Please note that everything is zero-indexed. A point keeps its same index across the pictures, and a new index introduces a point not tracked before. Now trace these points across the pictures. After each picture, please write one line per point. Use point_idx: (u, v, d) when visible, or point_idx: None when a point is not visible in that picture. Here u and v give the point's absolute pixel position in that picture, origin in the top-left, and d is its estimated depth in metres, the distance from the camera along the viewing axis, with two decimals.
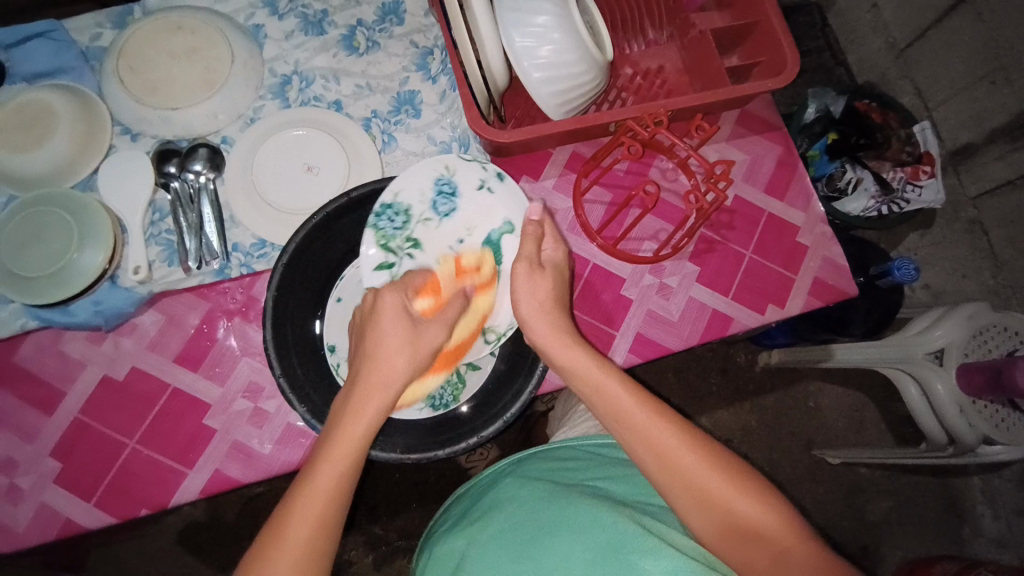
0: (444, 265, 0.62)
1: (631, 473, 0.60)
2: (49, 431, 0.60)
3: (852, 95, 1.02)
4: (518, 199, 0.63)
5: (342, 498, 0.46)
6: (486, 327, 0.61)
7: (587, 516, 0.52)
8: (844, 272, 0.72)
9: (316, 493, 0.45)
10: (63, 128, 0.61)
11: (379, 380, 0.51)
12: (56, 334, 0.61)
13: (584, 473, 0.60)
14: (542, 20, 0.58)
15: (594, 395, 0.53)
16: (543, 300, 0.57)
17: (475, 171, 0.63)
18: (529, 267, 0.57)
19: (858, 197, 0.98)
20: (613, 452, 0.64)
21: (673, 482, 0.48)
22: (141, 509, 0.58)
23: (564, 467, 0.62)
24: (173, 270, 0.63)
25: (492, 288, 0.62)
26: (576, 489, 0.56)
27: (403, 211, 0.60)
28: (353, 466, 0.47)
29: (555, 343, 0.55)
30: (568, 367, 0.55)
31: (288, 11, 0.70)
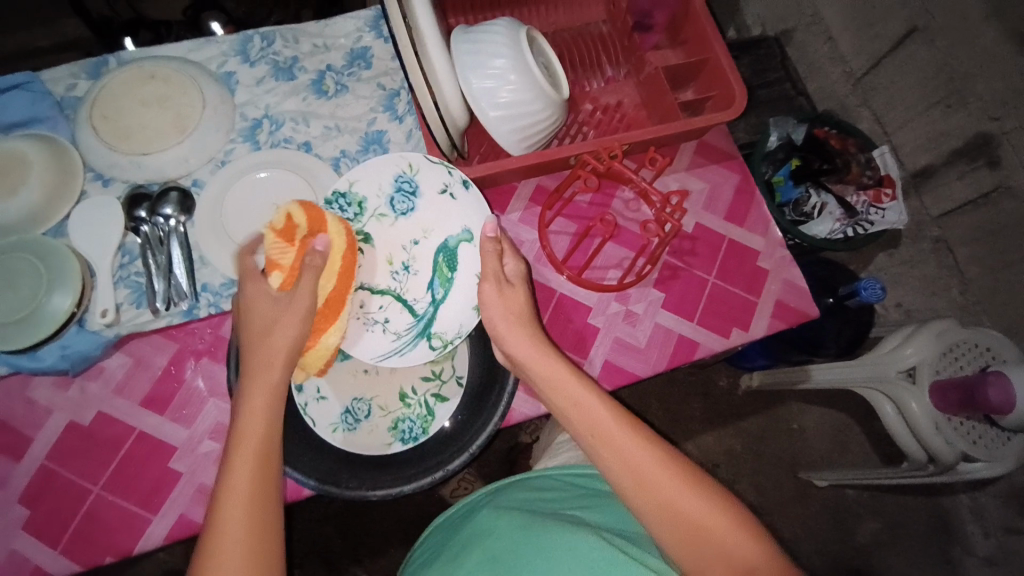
0: (395, 263, 0.65)
1: (612, 502, 0.59)
2: (11, 481, 0.59)
3: (812, 122, 1.06)
4: (480, 209, 0.64)
5: (267, 494, 0.44)
6: (434, 332, 0.63)
7: (564, 546, 0.51)
8: (805, 294, 0.74)
9: (237, 501, 0.42)
10: (34, 176, 0.62)
11: (267, 372, 0.48)
12: (23, 380, 0.61)
13: (563, 500, 0.59)
14: (499, 63, 0.61)
15: (566, 406, 0.53)
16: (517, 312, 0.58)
17: (441, 175, 0.65)
18: (496, 286, 0.58)
19: (824, 220, 1.01)
20: (592, 481, 0.63)
21: (641, 494, 0.47)
22: (106, 557, 0.57)
23: (544, 497, 0.60)
24: (141, 312, 0.63)
25: (439, 291, 0.64)
26: (555, 517, 0.55)
27: (358, 202, 0.63)
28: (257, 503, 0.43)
29: (531, 352, 0.55)
30: (544, 375, 0.54)
31: (259, 58, 0.73)
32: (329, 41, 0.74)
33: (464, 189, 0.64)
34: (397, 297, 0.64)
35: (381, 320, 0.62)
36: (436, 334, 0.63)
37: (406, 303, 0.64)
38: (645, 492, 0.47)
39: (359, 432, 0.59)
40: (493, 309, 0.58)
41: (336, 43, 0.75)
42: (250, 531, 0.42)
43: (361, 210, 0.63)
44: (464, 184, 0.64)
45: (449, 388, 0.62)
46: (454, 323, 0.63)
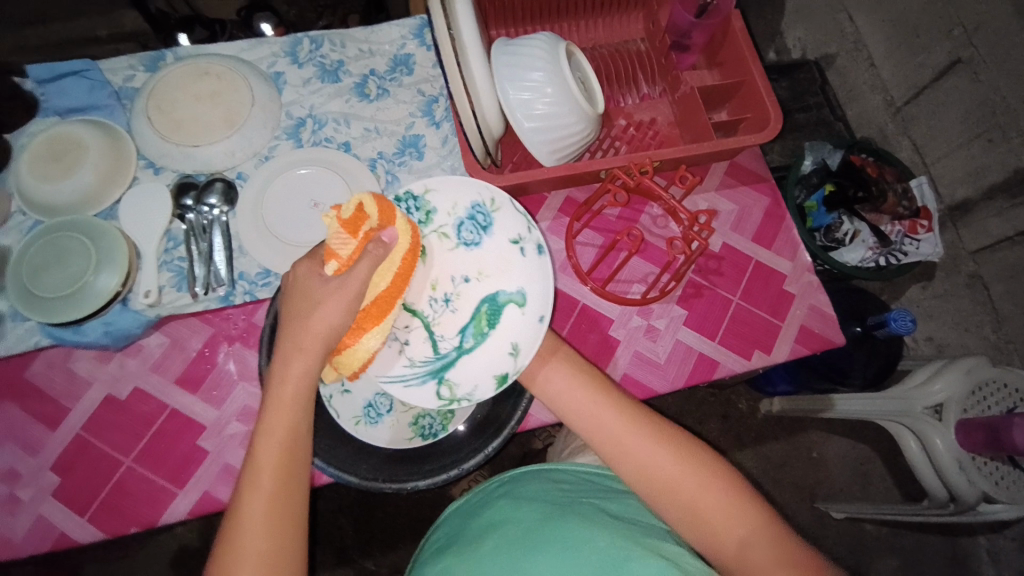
0: (439, 290, 0.59)
1: (626, 499, 0.58)
2: (50, 446, 0.62)
3: (848, 149, 1.05)
4: (543, 279, 0.59)
5: (292, 479, 0.43)
6: (446, 378, 0.57)
7: (584, 540, 0.50)
8: (830, 320, 0.73)
9: (263, 486, 0.42)
10: (90, 161, 0.66)
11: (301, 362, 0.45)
12: (67, 352, 0.65)
13: (582, 493, 0.58)
14: (536, 76, 0.63)
15: (572, 412, 0.52)
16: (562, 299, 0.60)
17: (518, 225, 0.60)
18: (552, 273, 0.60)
19: (855, 247, 1.00)
20: (606, 479, 0.62)
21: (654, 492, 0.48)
22: (131, 528, 0.60)
23: (558, 487, 0.59)
24: (181, 295, 0.66)
25: (468, 340, 0.58)
26: (575, 510, 0.54)
27: (426, 209, 0.60)
28: (288, 479, 0.43)
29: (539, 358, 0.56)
30: (552, 385, 0.54)
31: (307, 60, 0.76)
32: (374, 47, 0.77)
33: (535, 252, 0.60)
34: (426, 325, 0.58)
35: (400, 339, 0.58)
36: (449, 381, 0.57)
37: (432, 336, 0.58)
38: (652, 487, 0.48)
39: (380, 425, 0.60)
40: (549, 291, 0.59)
41: (381, 49, 0.77)
42: (271, 522, 0.41)
43: (428, 219, 0.60)
44: (537, 248, 0.60)
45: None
46: (472, 380, 0.57)
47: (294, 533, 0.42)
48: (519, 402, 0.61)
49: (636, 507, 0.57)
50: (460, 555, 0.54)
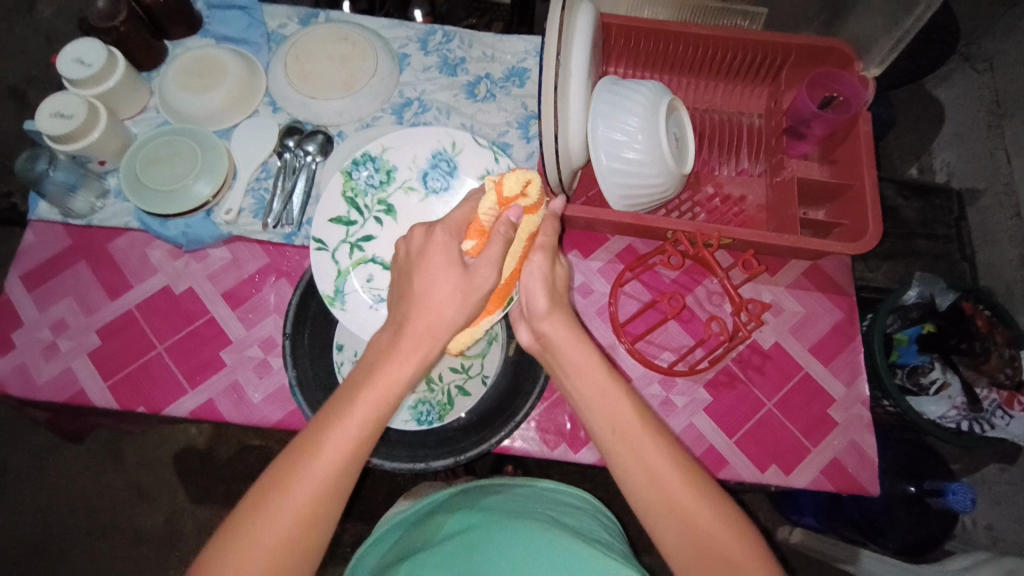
0: None
1: (576, 512, 0.56)
2: (106, 311, 0.70)
3: (963, 293, 0.91)
4: None
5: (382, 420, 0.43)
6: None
7: (536, 544, 0.48)
8: (868, 464, 0.66)
9: (359, 415, 0.42)
10: (226, 85, 0.74)
11: (409, 347, 0.45)
12: (148, 239, 0.72)
13: (536, 504, 0.56)
14: (631, 120, 0.62)
15: (592, 394, 0.49)
16: (558, 290, 0.54)
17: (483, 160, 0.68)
18: (548, 260, 0.54)
19: (939, 400, 0.89)
20: (555, 493, 0.59)
21: (650, 494, 0.44)
22: (139, 407, 0.66)
23: (510, 499, 0.57)
24: (254, 222, 0.72)
25: None
26: (532, 516, 0.52)
27: (385, 168, 0.69)
28: (380, 414, 0.43)
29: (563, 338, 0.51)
30: (569, 362, 0.51)
31: (434, 50, 0.81)
32: (497, 54, 0.81)
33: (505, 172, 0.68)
34: None
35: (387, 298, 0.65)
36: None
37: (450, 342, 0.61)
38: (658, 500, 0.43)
39: None
40: (538, 276, 0.53)
41: (502, 57, 0.81)
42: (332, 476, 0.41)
43: (388, 176, 0.69)
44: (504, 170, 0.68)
45: (473, 385, 0.64)
46: None
47: (338, 493, 0.41)
48: (532, 390, 0.62)
49: (588, 518, 0.56)
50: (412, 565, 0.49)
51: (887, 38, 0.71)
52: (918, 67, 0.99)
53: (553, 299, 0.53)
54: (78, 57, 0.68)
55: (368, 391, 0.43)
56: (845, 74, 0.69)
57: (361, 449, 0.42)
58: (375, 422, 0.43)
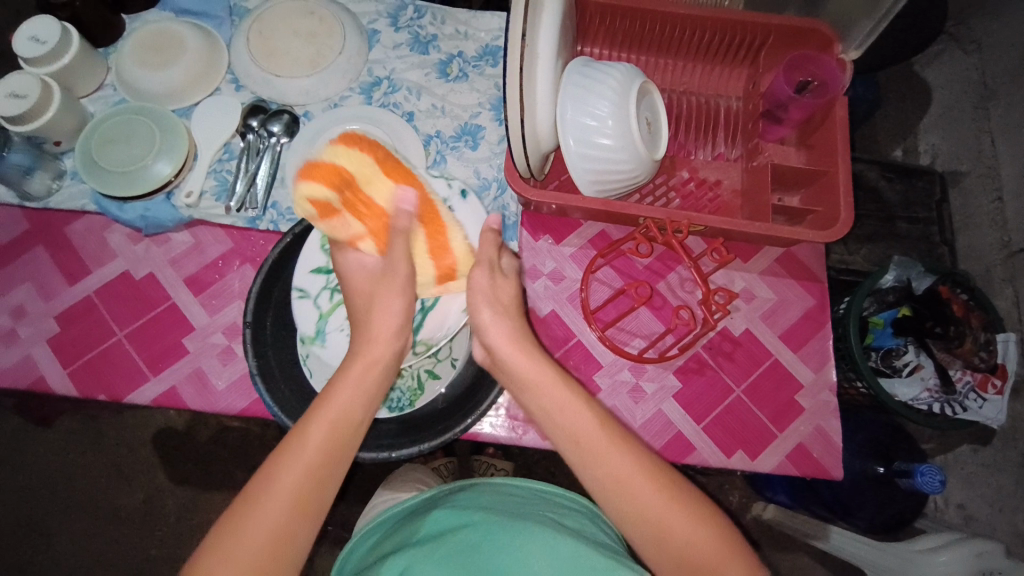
0: None
1: (570, 511, 0.57)
2: (65, 296, 0.68)
3: (942, 277, 0.92)
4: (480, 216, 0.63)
5: (339, 452, 0.44)
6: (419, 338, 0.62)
7: (542, 549, 0.47)
8: (833, 449, 0.67)
9: (309, 449, 0.43)
10: (185, 61, 0.72)
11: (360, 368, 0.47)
12: (106, 222, 0.70)
13: (535, 507, 0.56)
14: (601, 105, 0.61)
15: (553, 411, 0.48)
16: (505, 303, 0.54)
17: (439, 186, 0.63)
18: (490, 274, 0.53)
19: (912, 382, 0.90)
20: (553, 494, 0.60)
21: (623, 506, 0.44)
22: (101, 395, 0.65)
23: (508, 499, 0.58)
24: (217, 205, 0.70)
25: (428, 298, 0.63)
26: (527, 517, 0.53)
27: None
28: (335, 448, 0.43)
29: (515, 353, 0.51)
30: (529, 382, 0.50)
31: (405, 26, 0.78)
32: (471, 31, 0.78)
33: (462, 200, 0.63)
34: None
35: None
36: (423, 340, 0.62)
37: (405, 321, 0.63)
38: (633, 507, 0.44)
39: None
40: (481, 294, 0.53)
41: (476, 35, 0.78)
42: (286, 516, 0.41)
43: None
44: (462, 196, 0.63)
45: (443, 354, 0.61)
46: (442, 327, 0.62)
47: (296, 539, 0.41)
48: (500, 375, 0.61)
49: (589, 521, 0.56)
50: (407, 559, 0.50)
51: (868, 20, 0.69)
52: (914, 41, 0.96)
53: (503, 314, 0.52)
54: (34, 34, 0.65)
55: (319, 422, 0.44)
56: (823, 58, 0.68)
57: (315, 484, 0.42)
58: (324, 464, 0.43)
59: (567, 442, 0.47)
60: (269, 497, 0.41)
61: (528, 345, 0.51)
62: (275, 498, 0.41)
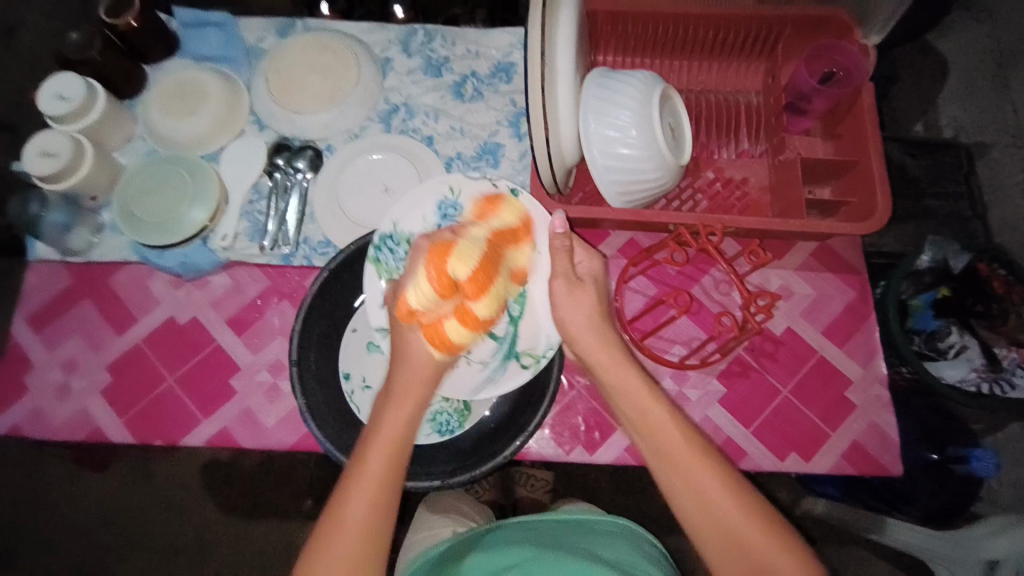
0: None
1: (614, 542, 0.57)
2: (115, 346, 0.70)
3: (978, 254, 0.88)
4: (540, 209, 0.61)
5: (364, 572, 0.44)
6: (520, 351, 0.62)
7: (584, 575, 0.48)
8: (890, 444, 0.65)
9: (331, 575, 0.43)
10: (209, 107, 0.73)
11: (363, 474, 0.46)
12: (147, 271, 0.72)
13: (581, 538, 0.57)
14: (623, 114, 0.60)
15: (638, 417, 0.49)
16: (587, 314, 0.55)
17: (485, 187, 0.63)
18: (568, 283, 0.56)
19: (958, 364, 0.85)
20: (596, 522, 0.60)
21: (702, 519, 0.45)
22: (156, 440, 0.66)
23: (547, 533, 0.58)
24: (251, 245, 0.71)
25: (515, 308, 0.62)
26: (563, 552, 0.53)
27: (404, 241, 0.62)
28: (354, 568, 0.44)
29: (608, 358, 0.53)
30: (620, 389, 0.51)
31: (416, 51, 0.79)
32: (482, 50, 0.79)
33: (513, 198, 0.62)
34: None
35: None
36: (524, 352, 0.62)
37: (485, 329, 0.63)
38: (710, 521, 0.44)
39: None
40: (566, 307, 0.55)
41: (487, 53, 0.78)
42: None
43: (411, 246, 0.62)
44: (511, 195, 0.62)
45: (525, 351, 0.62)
46: (541, 336, 0.62)
47: None
48: (544, 395, 0.60)
49: (632, 550, 0.56)
50: None
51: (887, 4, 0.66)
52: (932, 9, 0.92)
53: (590, 322, 0.55)
54: (57, 92, 0.67)
55: (337, 543, 0.44)
56: (843, 45, 0.67)
57: None
58: None
59: (641, 441, 0.49)
60: (334, 548, 0.44)
61: (620, 353, 0.53)
62: None
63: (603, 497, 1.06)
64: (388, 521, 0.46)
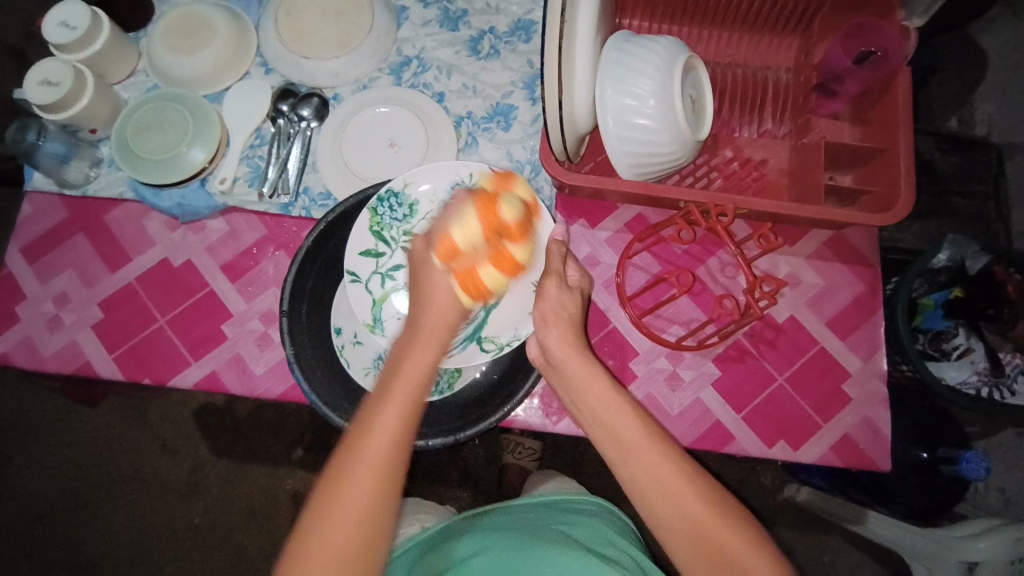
0: None
1: (588, 521, 0.57)
2: (108, 284, 0.69)
3: (996, 256, 0.85)
4: (547, 218, 0.62)
5: (388, 494, 0.42)
6: (484, 335, 0.62)
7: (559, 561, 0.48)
8: (881, 440, 0.64)
9: (360, 489, 0.41)
10: (213, 46, 0.71)
11: (393, 406, 0.43)
12: (144, 209, 0.71)
13: (552, 520, 0.57)
14: (643, 82, 0.57)
15: (597, 407, 0.49)
16: (571, 313, 0.55)
17: None
18: (559, 286, 0.56)
19: (960, 365, 0.83)
20: (566, 505, 0.61)
21: (659, 506, 0.44)
22: (144, 379, 0.66)
23: (519, 518, 0.58)
24: (250, 191, 0.70)
25: None
26: (540, 536, 0.53)
27: (408, 204, 0.64)
28: (382, 489, 0.41)
29: (565, 351, 0.52)
30: (582, 381, 0.50)
31: (434, 1, 0.75)
32: (502, 5, 0.75)
33: None
34: None
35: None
36: (487, 337, 0.62)
37: None
38: (669, 509, 0.43)
39: None
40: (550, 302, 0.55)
41: (507, 8, 0.75)
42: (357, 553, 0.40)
43: (410, 212, 0.64)
44: None
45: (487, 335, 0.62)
46: (508, 327, 0.62)
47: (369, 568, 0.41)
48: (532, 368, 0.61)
49: (608, 528, 0.56)
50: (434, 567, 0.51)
51: None
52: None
53: (567, 324, 0.54)
54: (63, 19, 0.65)
55: (367, 455, 0.42)
56: (884, 25, 0.63)
57: (367, 521, 0.41)
58: (382, 493, 0.41)
59: (598, 429, 0.48)
60: (368, 454, 0.42)
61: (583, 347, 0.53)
62: (343, 527, 0.40)
63: (588, 472, 1.07)
64: (400, 463, 0.43)
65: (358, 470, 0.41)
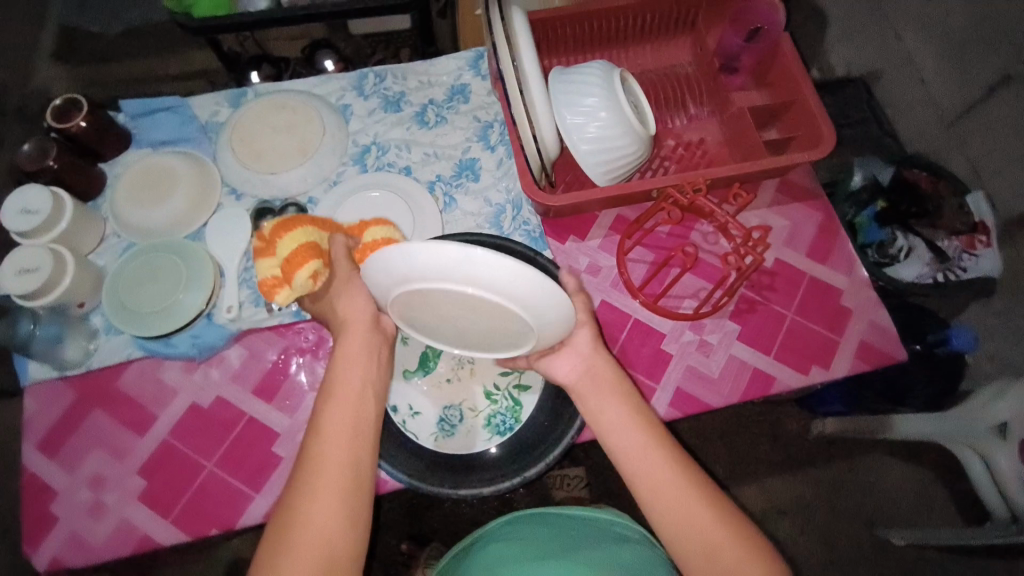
0: None
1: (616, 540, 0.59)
2: (140, 450, 0.67)
3: (901, 163, 0.99)
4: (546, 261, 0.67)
5: (362, 434, 0.49)
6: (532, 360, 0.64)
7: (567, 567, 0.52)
8: (890, 335, 0.72)
9: (334, 430, 0.49)
10: (181, 189, 0.73)
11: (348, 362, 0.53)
12: (155, 362, 0.70)
13: (585, 536, 0.60)
14: (590, 100, 0.66)
15: (621, 438, 0.52)
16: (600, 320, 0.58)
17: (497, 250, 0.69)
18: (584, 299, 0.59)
19: (911, 263, 0.93)
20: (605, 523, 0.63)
21: (677, 527, 0.47)
22: (211, 529, 0.64)
23: (555, 532, 0.62)
24: (258, 310, 0.71)
25: None
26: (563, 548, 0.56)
27: None
28: (354, 429, 0.49)
29: (593, 383, 0.56)
30: (610, 413, 0.54)
31: (372, 92, 0.81)
32: (433, 79, 0.82)
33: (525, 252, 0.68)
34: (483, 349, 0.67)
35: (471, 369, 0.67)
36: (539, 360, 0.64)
37: None
38: (685, 530, 0.47)
39: (457, 436, 0.64)
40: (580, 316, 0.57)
41: (439, 80, 0.82)
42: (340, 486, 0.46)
43: None
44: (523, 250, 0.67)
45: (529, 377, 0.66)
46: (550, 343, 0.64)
47: (355, 503, 0.46)
48: None
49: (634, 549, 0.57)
50: None
51: None
52: None
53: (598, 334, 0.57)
54: (22, 206, 0.65)
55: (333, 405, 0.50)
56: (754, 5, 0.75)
57: (352, 462, 0.48)
58: (356, 433, 0.49)
59: (618, 454, 0.52)
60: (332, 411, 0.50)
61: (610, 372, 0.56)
62: (325, 465, 0.47)
63: None
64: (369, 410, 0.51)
65: (329, 418, 0.49)
